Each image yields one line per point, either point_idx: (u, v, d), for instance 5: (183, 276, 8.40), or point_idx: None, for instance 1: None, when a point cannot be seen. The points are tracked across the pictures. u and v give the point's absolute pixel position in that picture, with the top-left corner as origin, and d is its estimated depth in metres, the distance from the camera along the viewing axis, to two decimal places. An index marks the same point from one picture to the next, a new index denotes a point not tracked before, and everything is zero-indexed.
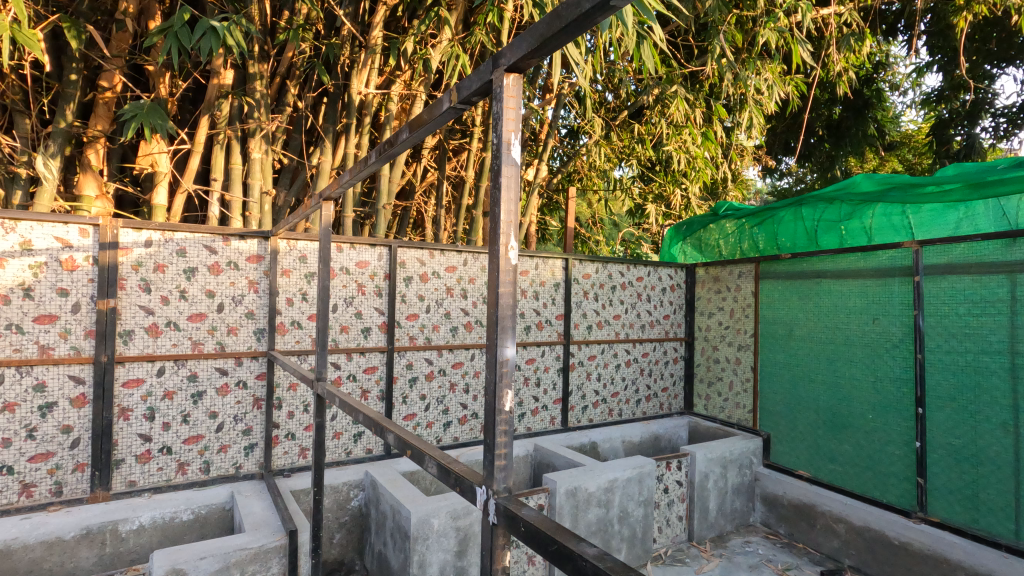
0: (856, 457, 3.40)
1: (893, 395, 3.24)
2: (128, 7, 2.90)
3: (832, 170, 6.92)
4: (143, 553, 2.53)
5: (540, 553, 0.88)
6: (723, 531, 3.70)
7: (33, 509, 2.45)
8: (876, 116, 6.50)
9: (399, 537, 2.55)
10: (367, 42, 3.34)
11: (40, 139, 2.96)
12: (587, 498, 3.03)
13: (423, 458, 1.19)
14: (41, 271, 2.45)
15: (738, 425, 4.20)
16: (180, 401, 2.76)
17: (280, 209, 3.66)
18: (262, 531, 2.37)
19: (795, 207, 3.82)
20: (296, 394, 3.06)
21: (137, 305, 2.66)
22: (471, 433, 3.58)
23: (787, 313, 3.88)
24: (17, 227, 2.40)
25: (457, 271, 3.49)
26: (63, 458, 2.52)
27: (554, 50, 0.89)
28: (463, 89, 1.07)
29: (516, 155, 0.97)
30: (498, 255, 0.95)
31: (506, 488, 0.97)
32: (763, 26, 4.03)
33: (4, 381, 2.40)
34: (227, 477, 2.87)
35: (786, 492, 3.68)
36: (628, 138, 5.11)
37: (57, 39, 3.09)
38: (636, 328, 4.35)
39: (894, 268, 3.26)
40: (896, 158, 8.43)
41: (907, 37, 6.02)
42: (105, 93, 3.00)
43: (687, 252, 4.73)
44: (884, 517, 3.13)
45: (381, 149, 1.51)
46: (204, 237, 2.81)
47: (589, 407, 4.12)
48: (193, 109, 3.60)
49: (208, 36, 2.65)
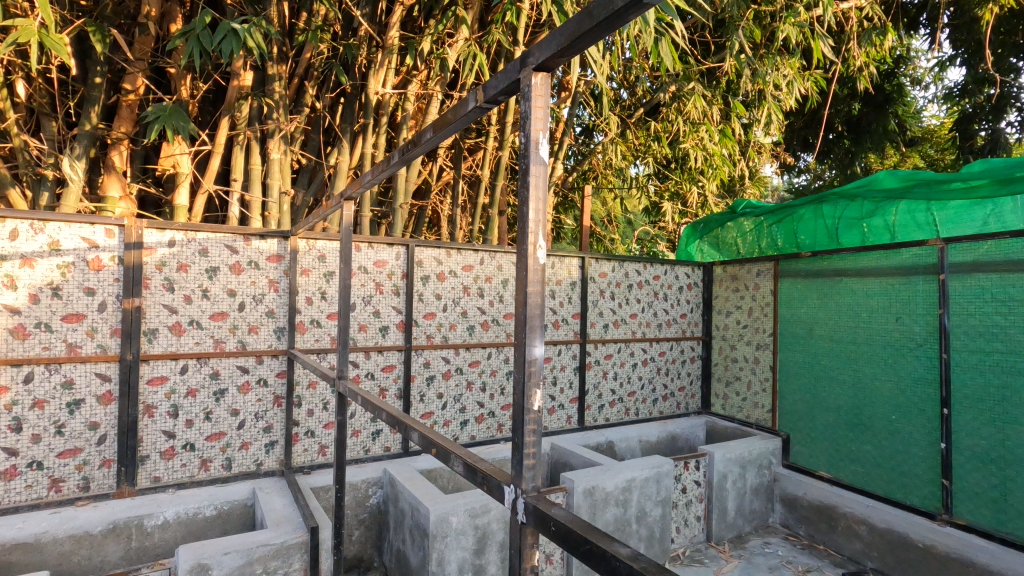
0: (878, 458, 3.35)
1: (917, 396, 3.18)
2: (151, 10, 2.96)
3: (852, 167, 6.81)
4: (168, 548, 2.57)
5: (571, 554, 0.88)
6: (742, 532, 3.68)
7: (62, 503, 2.51)
8: (897, 111, 6.38)
9: (418, 534, 2.57)
10: (385, 42, 3.36)
11: (66, 141, 3.01)
12: (605, 497, 3.02)
13: (448, 457, 1.20)
14: (69, 271, 2.51)
15: (757, 425, 4.16)
16: (202, 398, 2.80)
17: (298, 210, 3.69)
18: (285, 527, 2.40)
19: (815, 205, 3.76)
20: (315, 392, 3.09)
21: (161, 304, 2.71)
22: (488, 432, 3.58)
23: (807, 312, 3.84)
24: (46, 228, 2.46)
25: (473, 270, 3.50)
26: (91, 454, 2.57)
27: (582, 50, 0.89)
28: (490, 89, 1.07)
29: (544, 154, 0.96)
30: (526, 254, 0.95)
31: (535, 488, 0.97)
32: (783, 21, 4.01)
33: (34, 379, 2.45)
34: (248, 473, 2.91)
35: (806, 493, 3.64)
36: (644, 136, 5.08)
37: (82, 43, 3.15)
38: (652, 327, 4.32)
39: (918, 266, 3.20)
40: (918, 154, 8.25)
41: (929, 30, 5.90)
42: (129, 96, 3.06)
43: (704, 251, 4.71)
44: (908, 519, 3.07)
45: (404, 149, 1.51)
46: (226, 237, 2.85)
47: (605, 407, 4.10)
48: (213, 111, 3.65)
49: (229, 38, 2.68)
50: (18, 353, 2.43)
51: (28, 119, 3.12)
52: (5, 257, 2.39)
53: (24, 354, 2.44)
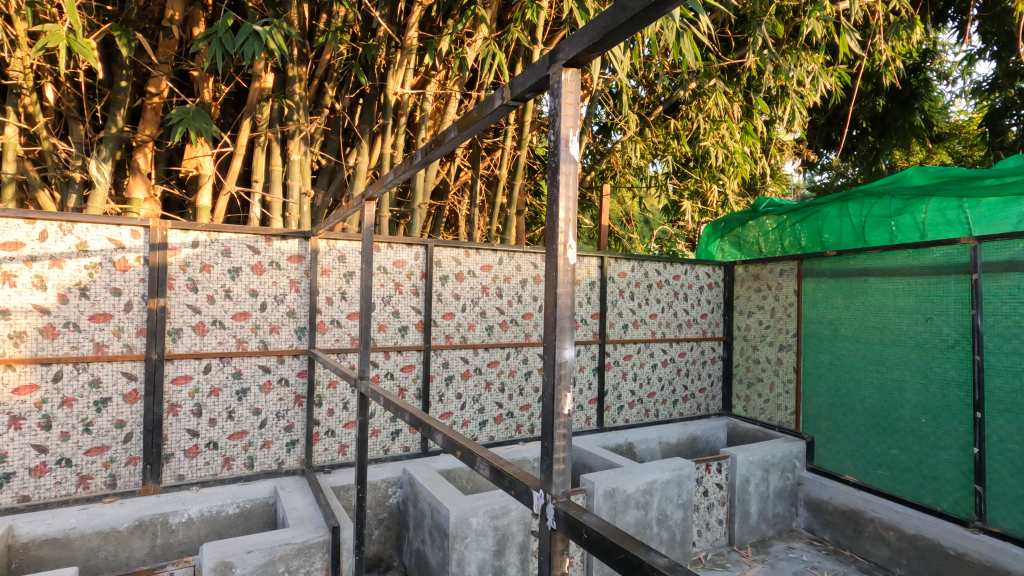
0: (906, 463, 3.27)
1: (948, 399, 3.10)
2: (174, 14, 3.01)
3: (876, 164, 6.68)
4: (192, 545, 2.61)
5: (605, 562, 0.86)
6: (765, 536, 3.61)
7: (90, 500, 2.55)
8: (924, 106, 6.22)
9: (438, 535, 2.56)
10: (404, 42, 3.36)
11: (92, 144, 3.06)
12: (626, 499, 2.99)
13: (474, 459, 1.18)
14: (96, 271, 2.55)
15: (780, 427, 4.09)
16: (225, 398, 2.83)
17: (318, 210, 3.72)
18: (306, 527, 2.41)
19: (841, 203, 3.68)
20: (336, 391, 3.10)
21: (185, 304, 2.74)
22: (507, 432, 3.57)
23: (831, 312, 3.76)
24: (74, 229, 2.50)
25: (492, 270, 3.48)
26: (117, 451, 2.62)
27: (614, 45, 0.86)
28: (517, 86, 1.05)
29: (575, 152, 0.94)
30: (557, 255, 0.93)
31: (565, 493, 0.95)
32: (808, 15, 3.92)
33: (63, 377, 2.50)
34: (270, 472, 2.93)
35: (832, 497, 3.55)
36: (663, 135, 5.01)
37: (108, 47, 3.21)
38: (673, 328, 4.27)
39: (949, 265, 3.11)
40: (945, 150, 8.05)
41: (957, 23, 5.74)
42: (153, 99, 3.09)
43: (725, 250, 4.66)
44: (938, 525, 2.98)
45: (427, 149, 1.49)
46: (247, 238, 2.87)
47: (625, 407, 4.07)
48: (235, 113, 3.70)
49: (251, 40, 2.71)
50: (47, 353, 2.47)
51: (56, 122, 3.18)
52: (35, 258, 2.43)
53: (53, 353, 2.48)
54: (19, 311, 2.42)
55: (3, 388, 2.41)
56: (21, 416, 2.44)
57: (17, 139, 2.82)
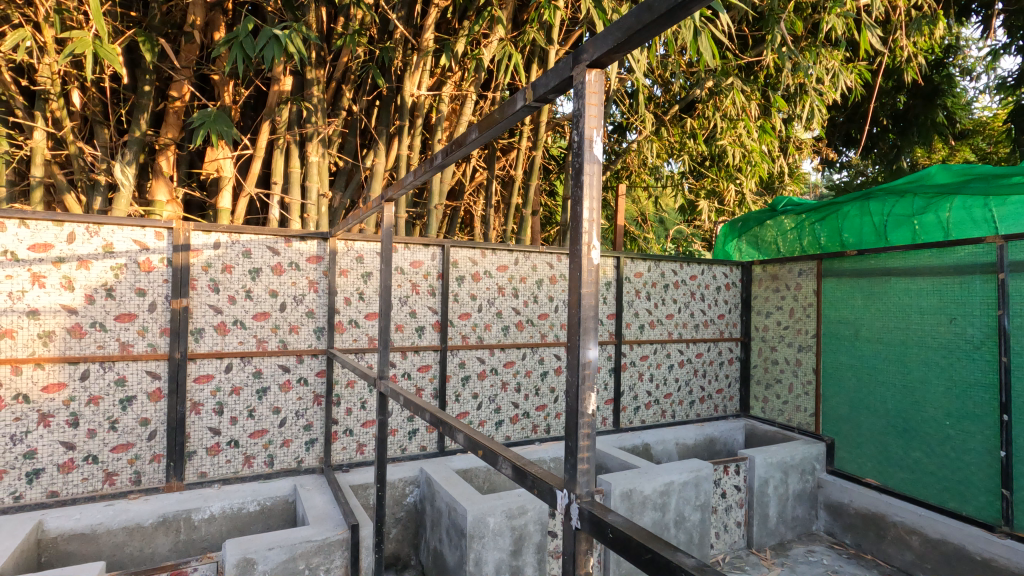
0: (929, 465, 3.21)
1: (973, 401, 3.04)
2: (196, 19, 3.05)
3: (897, 162, 6.58)
4: (214, 541, 2.64)
5: (630, 561, 0.86)
6: (784, 539, 3.57)
7: (116, 496, 2.61)
8: (946, 103, 6.11)
9: (455, 534, 2.57)
10: (420, 44, 3.39)
11: (117, 148, 3.12)
12: (643, 500, 2.98)
13: (496, 458, 1.19)
14: (122, 272, 2.60)
15: (799, 429, 4.04)
16: (246, 396, 2.87)
17: (336, 211, 3.75)
18: (326, 525, 2.44)
19: (862, 202, 3.63)
20: (354, 391, 3.13)
21: (207, 304, 2.78)
22: (523, 432, 3.57)
23: (852, 312, 3.70)
24: (100, 231, 2.56)
25: (508, 270, 3.49)
26: (141, 449, 2.67)
27: (639, 45, 0.86)
28: (539, 87, 1.05)
29: (598, 152, 0.95)
30: (580, 255, 0.94)
31: (589, 493, 0.95)
32: (828, 11, 3.86)
33: (89, 376, 2.56)
34: (290, 470, 2.97)
35: (852, 500, 3.50)
36: (679, 134, 4.97)
37: (132, 52, 3.28)
38: (689, 328, 4.24)
39: (975, 264, 3.05)
40: (969, 147, 7.89)
41: (981, 17, 5.62)
42: (175, 102, 3.15)
43: (742, 250, 4.62)
44: (964, 530, 2.91)
45: (447, 150, 1.50)
46: (268, 239, 2.91)
47: (641, 408, 4.05)
48: (254, 116, 3.75)
49: (271, 44, 2.74)
50: (75, 352, 2.53)
51: (83, 126, 3.25)
52: (63, 259, 2.49)
53: (80, 352, 2.54)
54: (48, 311, 2.48)
55: (33, 387, 2.47)
56: (50, 413, 2.50)
57: (45, 143, 2.90)
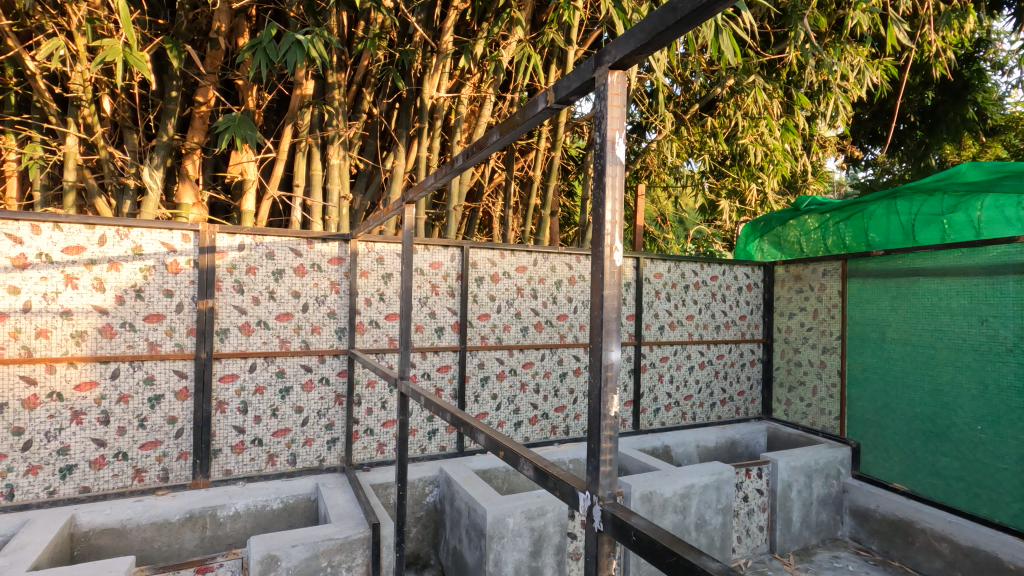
0: (960, 471, 3.12)
1: (1006, 405, 2.95)
2: (221, 26, 3.11)
3: (925, 159, 6.42)
4: (238, 538, 2.69)
5: (653, 564, 0.85)
6: (808, 544, 3.51)
7: (144, 492, 2.67)
8: (977, 98, 5.93)
9: (474, 534, 2.58)
10: (440, 46, 3.42)
11: (145, 152, 3.20)
12: (663, 503, 2.95)
13: (517, 460, 1.19)
14: (150, 273, 2.67)
15: (823, 433, 3.96)
16: (270, 396, 2.92)
17: (357, 213, 3.79)
18: (348, 523, 2.46)
19: (888, 200, 3.56)
20: (374, 390, 3.16)
21: (232, 305, 2.84)
22: (542, 433, 3.57)
23: (878, 314, 3.62)
24: (130, 233, 2.63)
25: (527, 271, 3.49)
26: (169, 446, 2.73)
27: (662, 46, 0.85)
28: (562, 88, 1.05)
29: (621, 154, 0.94)
30: (603, 256, 0.93)
31: (612, 495, 0.95)
32: (853, 7, 3.78)
33: (120, 375, 2.63)
34: (311, 468, 3.01)
35: (879, 505, 3.43)
36: (700, 133, 4.92)
37: (160, 59, 3.36)
38: (710, 329, 4.19)
39: (1007, 264, 2.97)
40: (1001, 143, 7.65)
41: (1014, 10, 5.45)
42: (201, 108, 3.21)
43: (764, 250, 4.56)
44: (996, 538, 2.82)
45: (468, 152, 1.50)
46: (291, 241, 2.96)
47: (661, 410, 4.02)
48: (277, 119, 3.82)
49: (293, 49, 2.78)
50: (106, 351, 2.60)
51: (113, 131, 3.34)
52: (95, 260, 2.57)
53: (111, 352, 2.61)
54: (81, 311, 2.55)
55: (66, 385, 2.54)
56: (83, 411, 2.57)
57: (77, 148, 2.99)
